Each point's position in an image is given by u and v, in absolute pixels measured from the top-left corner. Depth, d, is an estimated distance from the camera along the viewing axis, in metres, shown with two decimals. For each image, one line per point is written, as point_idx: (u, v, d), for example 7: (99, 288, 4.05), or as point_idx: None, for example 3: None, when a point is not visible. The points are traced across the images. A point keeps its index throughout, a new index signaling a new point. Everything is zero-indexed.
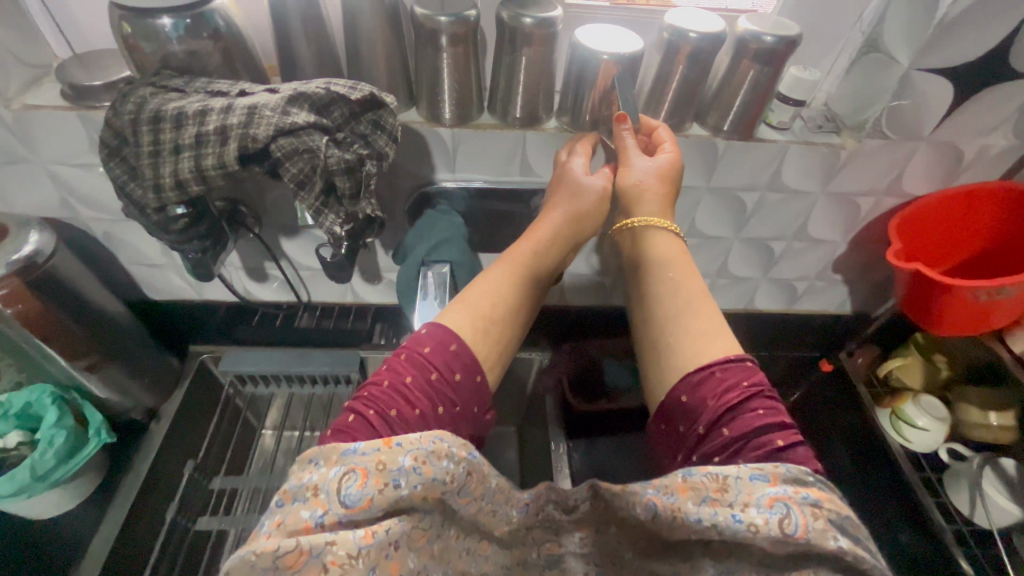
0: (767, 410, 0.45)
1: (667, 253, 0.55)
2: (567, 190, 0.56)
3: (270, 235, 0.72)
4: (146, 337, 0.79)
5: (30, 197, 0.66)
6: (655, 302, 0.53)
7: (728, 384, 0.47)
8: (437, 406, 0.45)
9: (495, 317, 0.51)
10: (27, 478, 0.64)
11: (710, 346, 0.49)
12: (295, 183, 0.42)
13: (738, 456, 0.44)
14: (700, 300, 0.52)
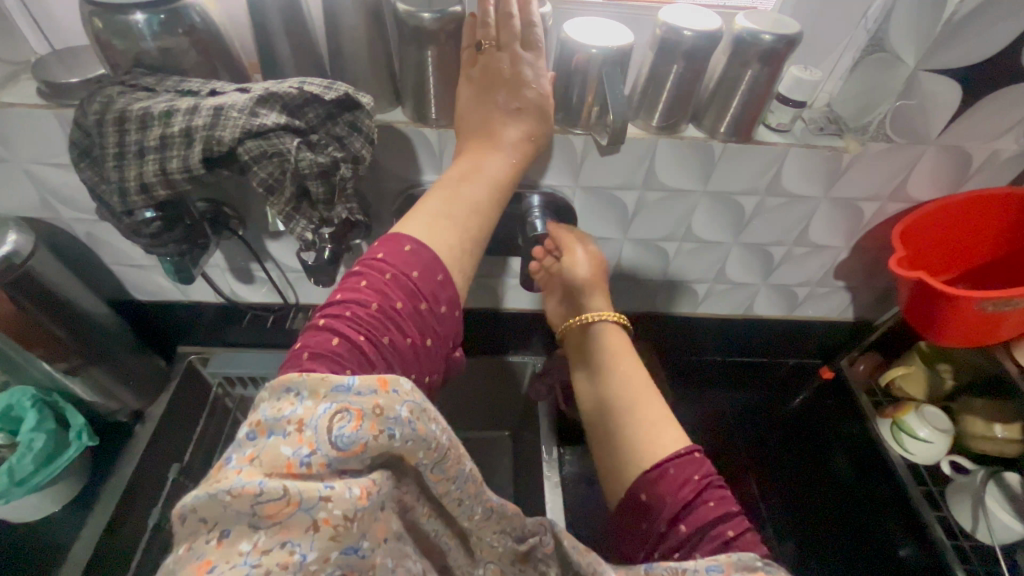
0: (717, 501, 0.48)
1: (619, 346, 0.61)
2: (533, 96, 0.52)
3: (255, 237, 0.70)
4: (131, 339, 0.77)
5: (10, 196, 0.64)
6: (613, 393, 0.57)
7: (682, 478, 0.49)
8: (422, 335, 0.47)
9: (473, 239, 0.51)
10: (5, 482, 0.63)
11: (665, 437, 0.52)
12: (264, 187, 0.40)
13: (695, 550, 0.46)
14: (648, 392, 0.56)
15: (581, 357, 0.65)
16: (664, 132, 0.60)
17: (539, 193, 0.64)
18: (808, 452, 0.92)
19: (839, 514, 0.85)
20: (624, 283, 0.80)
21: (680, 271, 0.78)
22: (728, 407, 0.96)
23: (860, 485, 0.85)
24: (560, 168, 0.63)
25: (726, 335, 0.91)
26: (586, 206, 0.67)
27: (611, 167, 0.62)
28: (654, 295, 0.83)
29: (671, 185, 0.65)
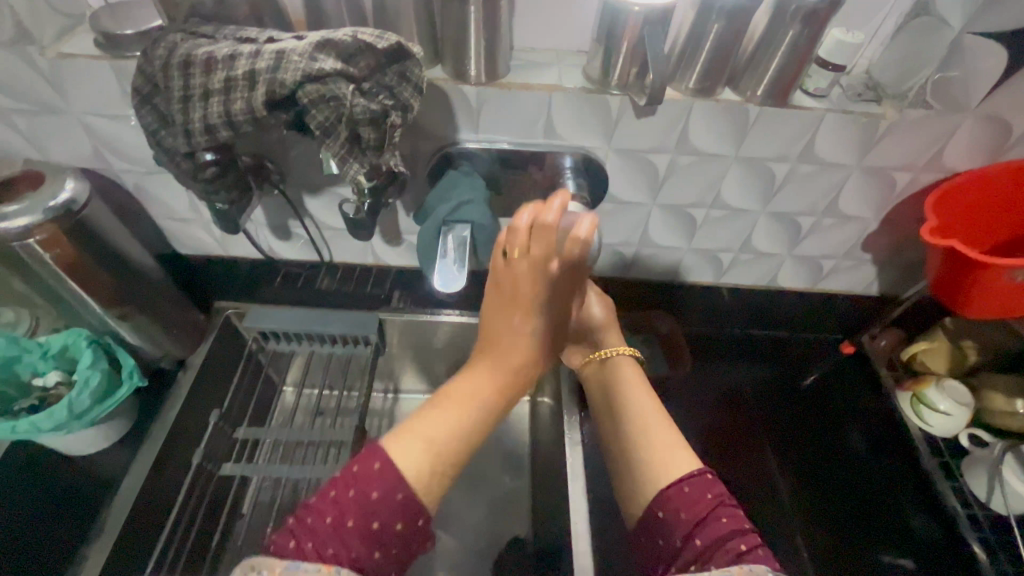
0: (730, 518, 0.49)
1: (634, 377, 0.63)
2: (540, 243, 0.52)
3: (294, 193, 0.72)
4: (174, 290, 0.81)
5: (66, 147, 0.68)
6: (629, 421, 0.58)
7: (696, 497, 0.51)
8: (370, 523, 0.44)
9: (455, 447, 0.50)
10: (65, 415, 0.66)
11: (677, 461, 0.54)
12: (321, 131, 0.43)
13: (710, 562, 0.47)
14: (660, 420, 0.58)
15: (596, 392, 0.66)
16: (699, 95, 0.60)
17: (571, 155, 0.66)
18: (824, 424, 0.90)
19: (854, 486, 0.83)
20: (650, 250, 0.82)
21: (707, 240, 0.79)
22: (745, 379, 0.94)
23: (877, 463, 0.85)
24: (595, 130, 0.63)
25: (747, 304, 0.92)
26: (617, 169, 0.68)
27: (645, 130, 0.63)
28: (679, 263, 0.84)
29: (704, 150, 0.65)
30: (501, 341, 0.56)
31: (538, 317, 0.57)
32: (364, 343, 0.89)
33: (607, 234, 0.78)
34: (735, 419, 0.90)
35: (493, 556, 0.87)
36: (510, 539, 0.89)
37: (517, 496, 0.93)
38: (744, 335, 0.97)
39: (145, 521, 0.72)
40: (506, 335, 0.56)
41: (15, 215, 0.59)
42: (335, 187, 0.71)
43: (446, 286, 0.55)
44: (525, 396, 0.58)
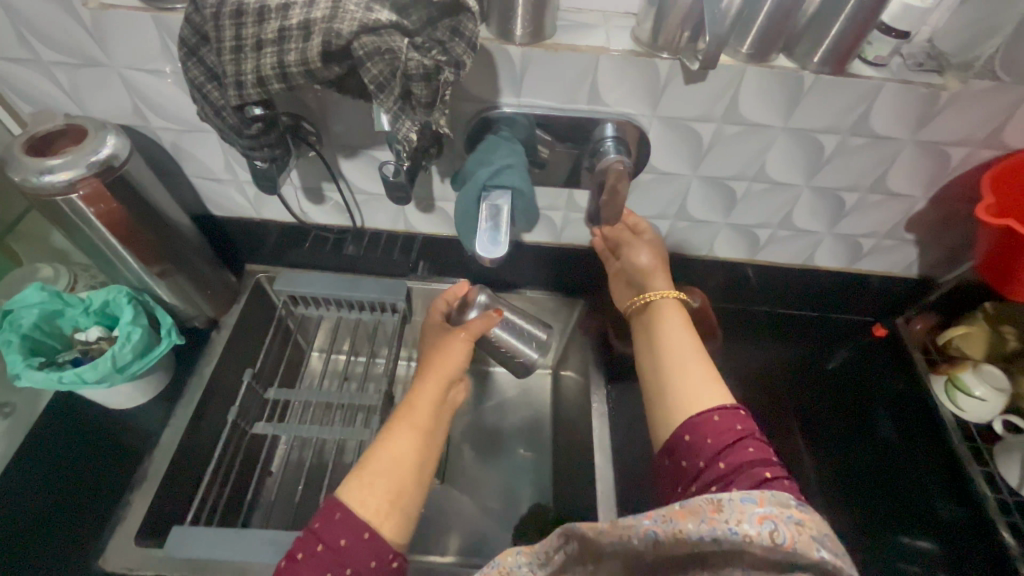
0: (757, 450, 0.52)
1: (678, 319, 0.66)
2: (448, 362, 0.68)
3: (329, 156, 0.72)
4: (208, 250, 0.82)
5: (105, 102, 0.68)
6: (664, 355, 0.62)
7: (726, 426, 0.54)
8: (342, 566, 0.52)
9: (388, 475, 0.58)
10: (108, 368, 0.67)
11: (708, 396, 0.57)
12: (374, 86, 0.42)
13: (732, 484, 0.50)
14: (700, 360, 0.61)
15: (638, 327, 0.69)
16: (753, 61, 0.58)
17: (612, 122, 0.64)
18: (849, 410, 0.90)
19: (878, 471, 0.84)
20: (685, 224, 0.80)
21: (745, 215, 0.78)
22: (774, 359, 0.95)
23: (902, 445, 0.84)
24: (640, 95, 0.62)
25: (778, 284, 0.91)
26: (660, 138, 0.66)
27: (694, 97, 0.61)
28: (714, 238, 0.83)
29: (752, 119, 0.63)
30: (427, 388, 0.65)
31: (454, 352, 0.69)
32: (392, 310, 0.90)
33: (643, 205, 0.76)
34: (761, 403, 0.91)
35: (514, 521, 0.88)
36: (532, 506, 0.90)
37: (538, 465, 0.94)
38: (770, 314, 0.97)
39: (183, 473, 0.74)
40: (434, 367, 0.67)
41: (60, 169, 0.60)
42: (372, 150, 0.70)
43: (487, 253, 0.57)
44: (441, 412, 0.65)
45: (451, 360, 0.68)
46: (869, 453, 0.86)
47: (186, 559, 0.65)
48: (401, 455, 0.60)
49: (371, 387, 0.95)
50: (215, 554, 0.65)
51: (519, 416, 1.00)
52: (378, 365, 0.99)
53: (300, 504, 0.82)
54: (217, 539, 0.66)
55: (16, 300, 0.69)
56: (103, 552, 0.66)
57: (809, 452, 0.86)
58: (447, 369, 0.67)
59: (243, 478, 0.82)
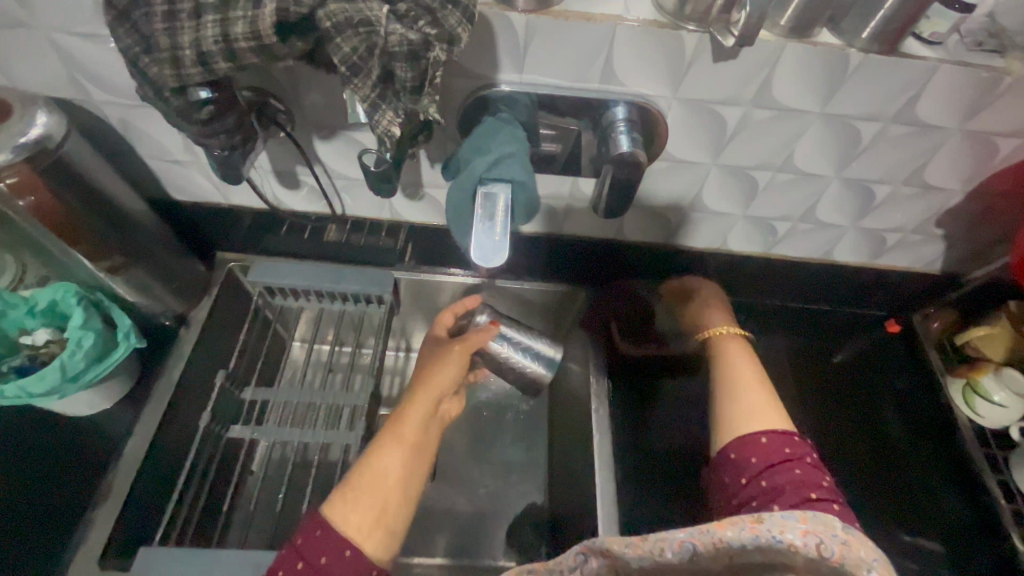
0: (803, 471, 0.53)
1: (741, 352, 0.66)
2: (440, 375, 0.65)
3: (303, 136, 0.63)
4: (170, 239, 0.73)
5: (35, 72, 0.58)
6: (734, 377, 0.62)
7: (771, 447, 0.55)
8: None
9: (368, 489, 0.54)
10: (57, 378, 0.60)
11: (757, 419, 0.58)
12: (346, 67, 0.35)
13: (775, 502, 0.52)
14: (761, 386, 0.61)
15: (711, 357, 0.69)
16: (792, 37, 0.50)
17: (624, 103, 0.56)
18: (857, 403, 0.86)
19: (886, 466, 0.81)
20: (699, 215, 0.73)
21: (765, 207, 0.71)
22: (779, 351, 0.90)
23: (912, 441, 0.82)
24: (661, 74, 0.54)
25: (792, 279, 0.85)
26: (679, 123, 0.59)
27: (723, 76, 0.53)
28: (729, 230, 0.76)
29: (784, 104, 0.56)
30: (420, 401, 0.62)
31: (444, 369, 0.65)
32: (377, 301, 0.83)
33: (655, 194, 0.70)
34: None
35: (508, 523, 0.85)
36: (526, 506, 0.86)
37: (533, 463, 0.90)
38: (777, 308, 0.91)
39: (152, 484, 0.69)
40: (424, 382, 0.64)
41: None
42: (352, 132, 0.62)
43: (482, 261, 0.49)
44: (432, 428, 0.61)
45: (441, 375, 0.65)
46: (876, 447, 0.82)
47: None
48: (382, 471, 0.55)
49: (357, 383, 0.89)
50: None
51: (513, 411, 0.95)
52: (364, 358, 0.93)
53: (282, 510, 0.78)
54: (189, 561, 0.61)
55: None
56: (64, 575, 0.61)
57: (819, 450, 0.82)
58: (436, 385, 0.64)
59: (219, 484, 0.76)
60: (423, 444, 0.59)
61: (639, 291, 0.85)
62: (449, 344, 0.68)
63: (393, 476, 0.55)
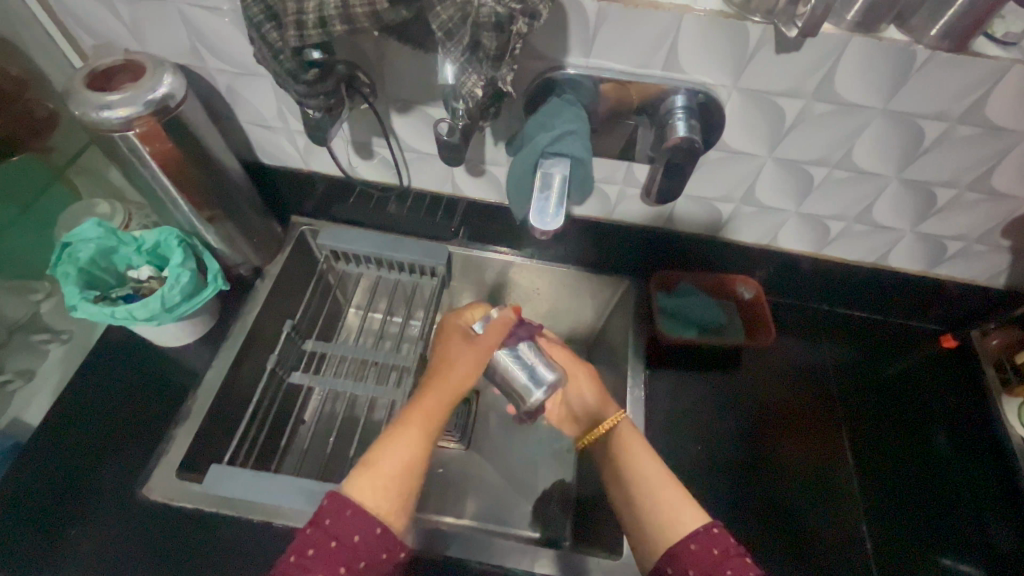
0: (733, 573, 0.50)
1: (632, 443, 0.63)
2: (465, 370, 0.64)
3: (383, 110, 0.70)
4: (256, 199, 0.82)
5: (166, 40, 0.67)
6: (637, 474, 0.60)
7: (701, 552, 0.51)
8: (322, 521, 0.51)
9: (394, 475, 0.55)
10: (158, 308, 0.69)
11: (684, 520, 0.55)
12: (443, 33, 0.40)
13: None
14: (667, 480, 0.59)
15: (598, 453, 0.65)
16: (857, 32, 0.51)
17: (686, 91, 0.58)
18: (904, 424, 0.82)
19: (928, 495, 0.76)
20: (751, 209, 0.75)
21: (818, 204, 0.72)
22: (827, 358, 0.86)
23: (963, 464, 0.78)
24: (723, 63, 0.56)
25: (844, 282, 0.85)
26: (737, 113, 0.61)
27: (785, 67, 0.55)
28: (780, 227, 0.78)
29: (847, 97, 0.57)
30: (430, 398, 0.61)
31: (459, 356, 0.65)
32: (430, 273, 0.88)
33: (707, 184, 0.72)
34: (803, 404, 0.83)
35: (535, 497, 0.88)
36: (553, 483, 0.89)
37: (564, 444, 0.93)
38: (825, 311, 0.90)
39: (223, 414, 0.77)
40: (440, 376, 0.64)
41: (117, 105, 0.59)
42: (426, 107, 0.68)
43: (540, 224, 0.54)
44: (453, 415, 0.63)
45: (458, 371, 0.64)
46: (918, 471, 0.78)
47: (222, 497, 0.68)
48: (406, 458, 0.56)
49: (405, 349, 0.95)
50: (250, 496, 0.67)
51: None
52: (413, 329, 0.99)
53: (330, 456, 0.84)
54: (252, 483, 0.68)
55: (74, 233, 0.71)
56: (147, 481, 0.69)
57: (858, 465, 0.78)
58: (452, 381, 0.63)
59: (278, 424, 0.84)
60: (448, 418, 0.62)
61: (683, 283, 0.86)
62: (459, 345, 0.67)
63: (415, 458, 0.57)
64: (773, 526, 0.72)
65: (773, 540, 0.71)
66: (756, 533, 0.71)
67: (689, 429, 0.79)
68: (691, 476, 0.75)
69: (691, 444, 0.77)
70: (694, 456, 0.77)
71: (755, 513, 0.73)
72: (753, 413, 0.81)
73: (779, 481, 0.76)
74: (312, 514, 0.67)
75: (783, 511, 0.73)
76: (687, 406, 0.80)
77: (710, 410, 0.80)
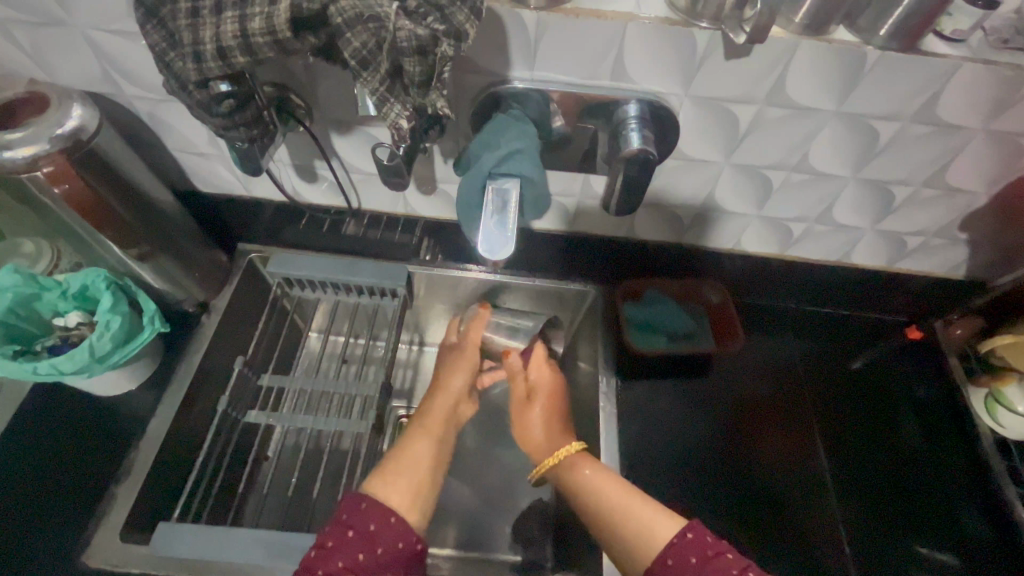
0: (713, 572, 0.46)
1: (591, 474, 0.60)
2: (459, 363, 0.72)
3: (321, 132, 0.65)
4: (194, 230, 0.76)
5: (74, 68, 0.62)
6: (601, 506, 0.57)
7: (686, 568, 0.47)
8: (342, 533, 0.51)
9: (409, 479, 0.57)
10: (86, 358, 0.63)
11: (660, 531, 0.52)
12: (356, 61, 0.38)
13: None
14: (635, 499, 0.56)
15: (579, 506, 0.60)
16: (806, 36, 0.50)
17: (637, 101, 0.56)
18: (871, 415, 0.82)
19: (901, 485, 0.76)
20: (714, 214, 0.73)
21: (780, 207, 0.71)
22: (795, 354, 0.86)
23: (930, 452, 0.78)
24: (672, 71, 0.54)
25: (810, 280, 0.84)
26: (692, 121, 0.59)
27: (735, 74, 0.53)
28: (744, 230, 0.76)
29: (800, 101, 0.55)
30: (433, 399, 0.67)
31: (457, 374, 0.70)
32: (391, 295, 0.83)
33: (668, 191, 0.70)
34: (778, 401, 0.82)
35: (513, 518, 0.84)
36: (532, 502, 0.86)
37: None
38: (793, 310, 0.89)
39: (173, 462, 0.72)
40: (439, 379, 0.70)
41: (20, 144, 0.54)
42: (367, 127, 0.64)
43: (489, 251, 0.50)
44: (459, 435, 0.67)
45: (459, 374, 0.70)
46: (890, 462, 0.78)
47: (173, 557, 0.63)
48: (418, 463, 0.59)
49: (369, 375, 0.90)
50: (202, 554, 0.62)
51: None
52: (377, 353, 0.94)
53: (294, 495, 0.79)
54: (205, 539, 0.63)
55: None
56: (88, 548, 0.63)
57: (831, 462, 0.78)
58: (452, 386, 0.69)
59: (236, 467, 0.79)
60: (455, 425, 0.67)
61: (646, 290, 0.84)
62: (459, 350, 0.73)
63: (426, 455, 0.61)
64: (753, 531, 0.71)
65: (755, 544, 0.70)
66: (737, 539, 0.70)
67: (665, 439, 0.77)
68: (670, 489, 0.73)
69: (665, 454, 0.76)
70: (671, 467, 0.75)
71: (734, 515, 0.72)
72: (731, 414, 0.80)
73: (756, 483, 0.75)
74: (270, 567, 0.62)
75: (762, 510, 0.73)
76: (660, 414, 0.78)
77: (686, 415, 0.79)
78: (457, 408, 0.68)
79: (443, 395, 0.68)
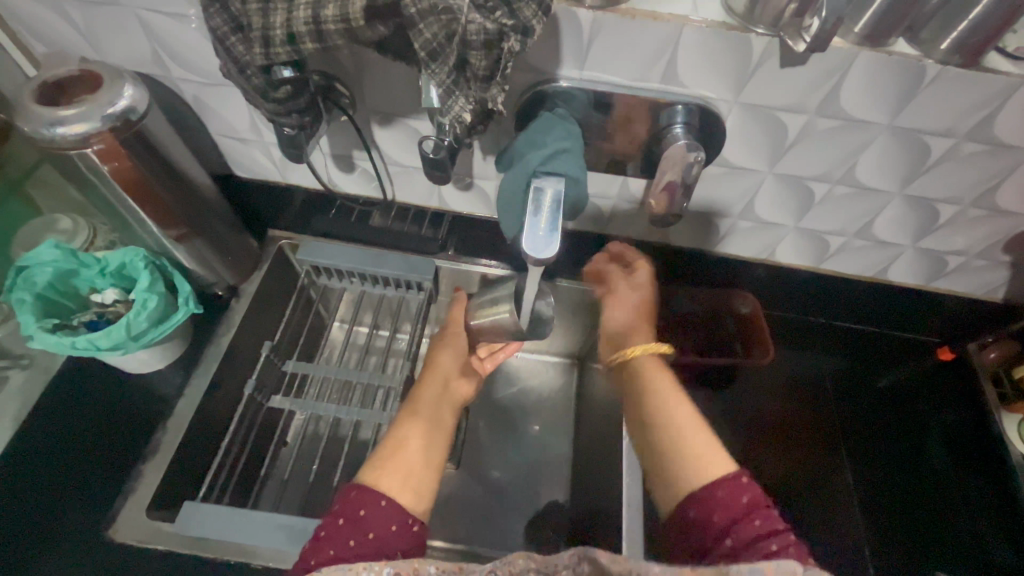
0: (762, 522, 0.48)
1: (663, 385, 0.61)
2: (447, 345, 0.72)
3: (363, 122, 0.66)
4: (229, 213, 0.77)
5: (125, 48, 0.63)
6: (668, 419, 0.57)
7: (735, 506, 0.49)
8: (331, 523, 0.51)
9: (397, 463, 0.56)
10: (123, 336, 0.64)
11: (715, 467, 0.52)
12: (423, 53, 0.38)
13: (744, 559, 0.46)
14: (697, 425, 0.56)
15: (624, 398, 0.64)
16: (865, 47, 0.49)
17: (685, 106, 0.56)
18: (896, 433, 0.81)
19: (924, 504, 0.75)
20: (750, 223, 0.72)
21: (818, 219, 0.70)
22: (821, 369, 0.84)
23: (955, 475, 0.77)
24: (724, 77, 0.53)
25: (841, 296, 0.82)
26: (738, 128, 0.58)
27: (788, 83, 0.53)
28: (779, 241, 0.75)
29: (852, 113, 0.55)
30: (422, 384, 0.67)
31: (444, 355, 0.71)
32: (417, 288, 0.83)
33: (705, 198, 0.69)
34: (802, 414, 0.81)
35: (528, 517, 0.84)
36: (548, 502, 0.85)
37: (559, 462, 0.89)
38: (823, 326, 0.86)
39: (199, 442, 0.72)
40: (430, 364, 0.70)
41: (73, 120, 0.55)
42: (410, 120, 0.64)
43: (535, 250, 0.46)
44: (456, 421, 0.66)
45: (446, 354, 0.71)
46: (913, 482, 0.77)
47: (194, 536, 0.63)
48: (409, 438, 0.59)
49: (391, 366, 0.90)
50: (224, 535, 0.63)
51: (541, 406, 0.93)
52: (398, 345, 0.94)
53: (314, 481, 0.80)
54: (228, 520, 0.64)
55: (30, 256, 0.66)
56: (115, 522, 0.64)
57: (853, 478, 0.77)
58: (440, 367, 0.69)
59: (257, 451, 0.79)
60: (453, 406, 0.67)
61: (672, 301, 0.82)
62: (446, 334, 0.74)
63: (416, 431, 0.60)
64: None
65: None
66: None
67: None
68: None
69: None
70: None
71: None
72: (757, 427, 0.80)
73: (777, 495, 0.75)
74: (291, 551, 0.63)
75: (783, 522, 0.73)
76: None
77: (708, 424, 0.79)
78: (446, 389, 0.68)
79: (429, 375, 0.68)
